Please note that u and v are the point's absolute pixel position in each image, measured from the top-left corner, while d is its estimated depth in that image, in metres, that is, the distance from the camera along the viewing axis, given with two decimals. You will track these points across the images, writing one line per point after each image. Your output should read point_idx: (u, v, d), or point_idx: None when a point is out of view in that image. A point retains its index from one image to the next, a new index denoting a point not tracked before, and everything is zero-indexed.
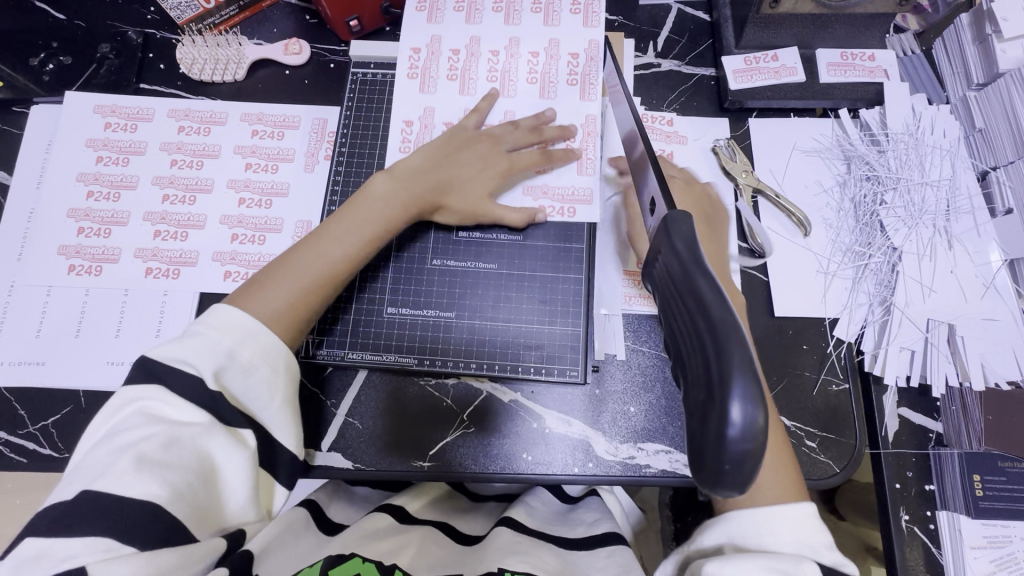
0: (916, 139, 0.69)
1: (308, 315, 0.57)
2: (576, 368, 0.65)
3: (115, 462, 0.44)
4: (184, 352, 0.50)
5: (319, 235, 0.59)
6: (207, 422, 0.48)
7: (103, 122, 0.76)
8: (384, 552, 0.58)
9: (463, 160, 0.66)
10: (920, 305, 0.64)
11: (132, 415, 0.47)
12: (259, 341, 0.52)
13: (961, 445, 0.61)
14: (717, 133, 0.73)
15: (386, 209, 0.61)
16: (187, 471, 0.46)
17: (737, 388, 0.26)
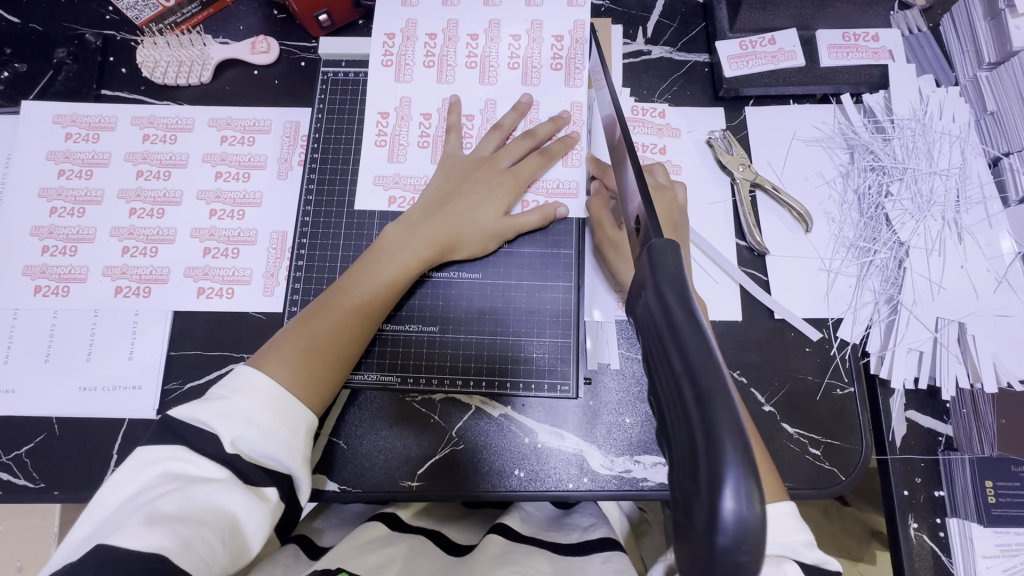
0: (924, 125, 0.65)
1: (327, 381, 0.57)
2: (567, 382, 0.61)
3: (128, 518, 0.44)
4: (205, 415, 0.50)
5: (337, 293, 0.59)
6: (228, 479, 0.48)
7: (64, 133, 0.72)
8: (373, 562, 0.55)
9: (472, 191, 0.63)
10: (928, 303, 0.61)
11: (157, 476, 0.48)
12: (270, 400, 0.52)
13: (971, 450, 0.58)
14: (711, 124, 0.69)
15: (397, 263, 0.59)
16: (201, 526, 0.46)
17: (727, 474, 0.23)
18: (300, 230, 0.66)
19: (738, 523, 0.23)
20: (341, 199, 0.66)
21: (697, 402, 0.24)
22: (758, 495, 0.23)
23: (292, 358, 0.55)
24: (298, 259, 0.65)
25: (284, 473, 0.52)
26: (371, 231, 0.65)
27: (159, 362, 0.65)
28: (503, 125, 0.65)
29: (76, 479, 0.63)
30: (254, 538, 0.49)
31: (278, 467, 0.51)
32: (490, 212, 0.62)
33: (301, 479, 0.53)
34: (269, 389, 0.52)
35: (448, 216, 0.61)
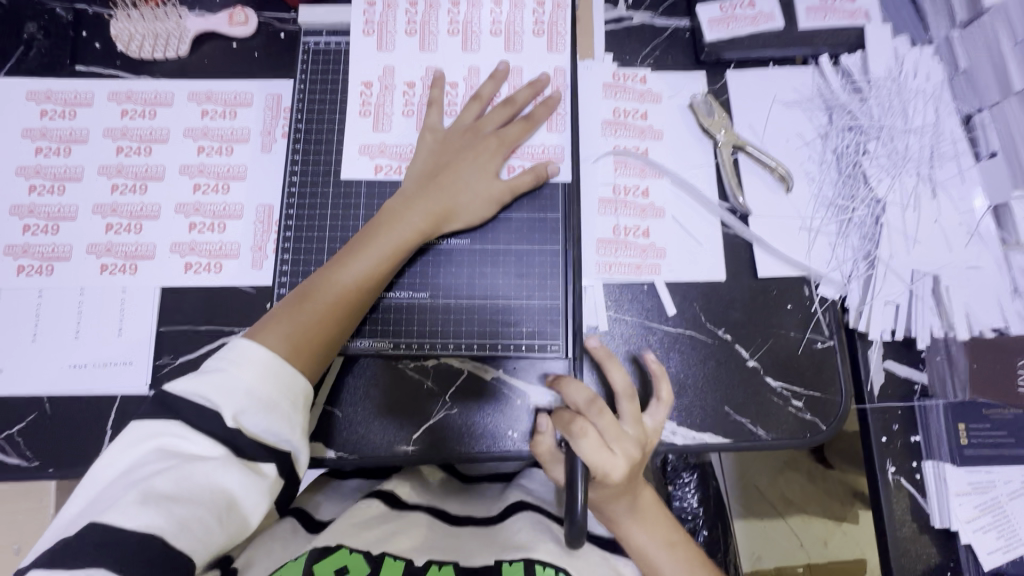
0: (899, 85, 0.67)
1: (322, 350, 0.57)
2: (557, 342, 0.63)
3: (123, 496, 0.44)
4: (202, 390, 0.50)
5: (335, 265, 0.59)
6: (223, 456, 0.48)
7: (39, 110, 0.70)
8: (372, 539, 0.57)
9: (462, 160, 0.63)
10: (904, 257, 0.63)
11: (151, 453, 0.48)
12: (270, 369, 0.53)
13: (946, 396, 0.61)
14: (693, 88, 0.70)
15: (394, 234, 0.60)
16: (194, 505, 0.46)
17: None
18: (287, 201, 0.65)
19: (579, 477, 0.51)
20: (326, 169, 0.66)
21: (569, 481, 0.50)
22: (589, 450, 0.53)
23: (288, 329, 0.56)
24: (285, 231, 0.65)
25: (283, 448, 0.52)
26: (359, 201, 0.66)
27: (149, 338, 0.65)
28: (482, 94, 0.65)
29: (72, 456, 0.63)
30: (253, 514, 0.49)
31: (278, 442, 0.52)
32: (479, 177, 0.63)
33: (301, 454, 0.53)
34: (267, 357, 0.53)
35: (440, 184, 0.62)
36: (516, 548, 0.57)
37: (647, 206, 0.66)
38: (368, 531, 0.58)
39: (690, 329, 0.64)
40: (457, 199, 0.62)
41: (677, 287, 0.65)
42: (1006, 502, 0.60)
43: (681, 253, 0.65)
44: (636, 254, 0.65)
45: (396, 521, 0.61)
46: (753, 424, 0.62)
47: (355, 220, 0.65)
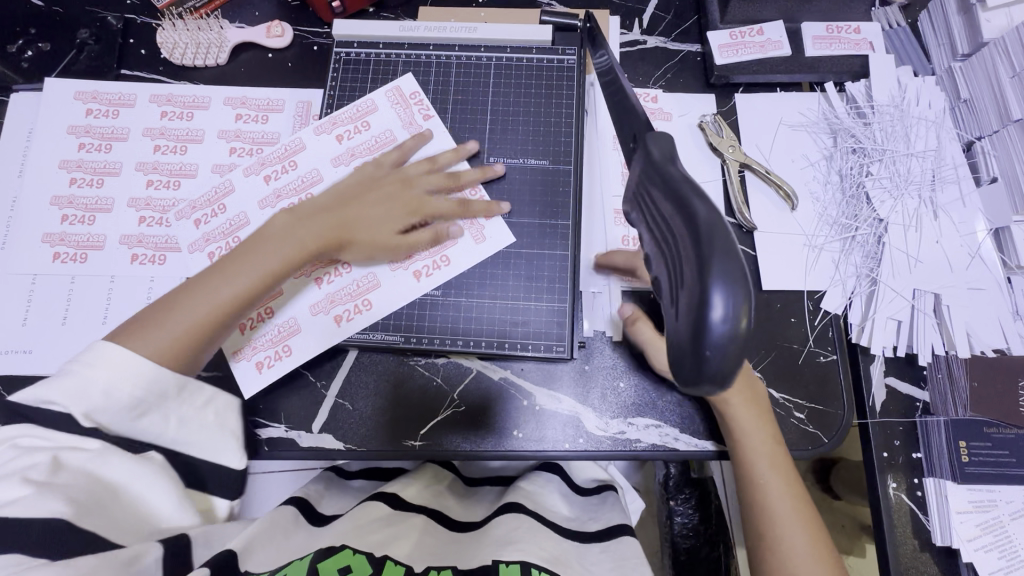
0: (902, 111, 0.69)
1: (196, 356, 0.56)
2: (562, 344, 0.64)
3: (13, 488, 0.45)
4: (53, 393, 0.50)
5: (204, 277, 0.58)
6: (100, 448, 0.51)
7: (84, 108, 0.75)
8: (375, 542, 0.55)
9: (369, 202, 0.64)
10: (906, 276, 0.64)
11: (6, 448, 0.49)
12: (140, 375, 0.52)
13: (947, 413, 0.61)
14: (704, 109, 0.73)
15: (280, 248, 0.59)
16: (71, 491, 0.47)
17: (721, 284, 0.26)
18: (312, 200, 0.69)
19: (725, 332, 0.26)
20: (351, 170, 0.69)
21: (696, 243, 0.27)
22: (744, 306, 0.27)
23: (158, 336, 0.54)
24: None
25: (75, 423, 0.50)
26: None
27: None
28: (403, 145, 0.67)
29: None
30: None
31: None
32: (390, 213, 0.64)
33: None
34: (124, 359, 0.52)
35: (341, 214, 0.63)
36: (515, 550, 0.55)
37: None
38: (371, 534, 0.56)
39: None
40: (345, 226, 0.62)
41: None
42: (1008, 521, 0.59)
43: None
44: None
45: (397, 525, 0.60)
46: None
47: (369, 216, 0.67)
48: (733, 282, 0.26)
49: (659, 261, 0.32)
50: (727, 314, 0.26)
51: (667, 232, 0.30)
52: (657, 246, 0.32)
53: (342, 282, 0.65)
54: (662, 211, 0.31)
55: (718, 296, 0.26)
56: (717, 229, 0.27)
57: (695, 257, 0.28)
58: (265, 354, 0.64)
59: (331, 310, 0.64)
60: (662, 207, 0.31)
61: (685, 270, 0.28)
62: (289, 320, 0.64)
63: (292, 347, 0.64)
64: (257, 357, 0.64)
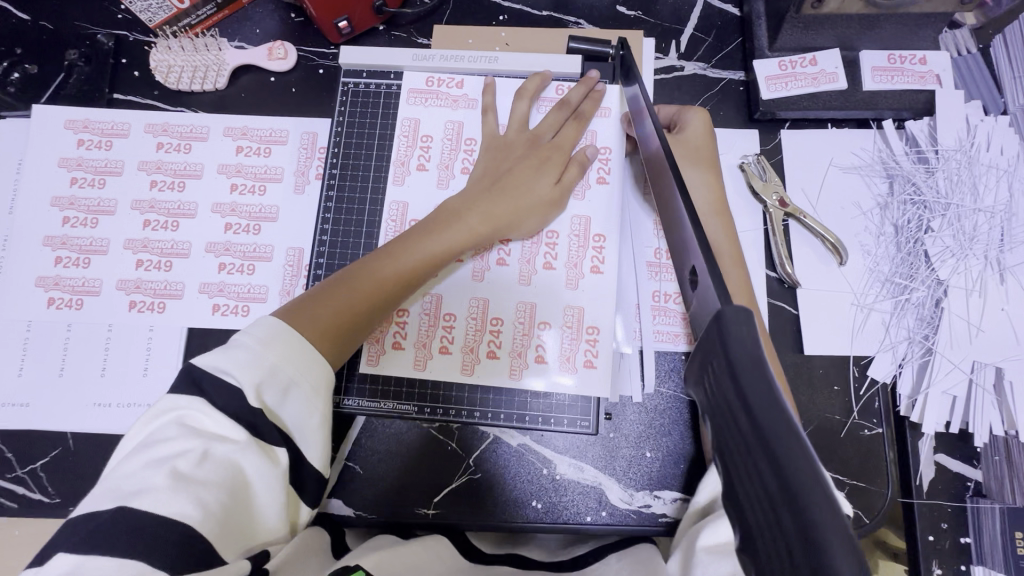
0: (970, 157, 0.62)
1: (352, 339, 0.53)
2: (587, 419, 0.57)
3: (151, 479, 0.40)
4: (232, 364, 0.45)
5: (409, 243, 0.56)
6: (245, 441, 0.43)
7: (76, 139, 0.70)
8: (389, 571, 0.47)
9: (526, 170, 0.59)
10: (965, 346, 0.59)
11: (168, 425, 0.43)
12: (303, 359, 0.47)
13: (1002, 500, 0.56)
14: (745, 148, 0.67)
15: (471, 227, 0.56)
16: (221, 491, 0.41)
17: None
18: (318, 247, 0.63)
19: None
20: (360, 214, 0.64)
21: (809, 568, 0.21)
22: None
23: (322, 315, 0.51)
24: (314, 279, 0.63)
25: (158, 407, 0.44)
26: (380, 233, 0.63)
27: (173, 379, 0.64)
28: (527, 90, 0.63)
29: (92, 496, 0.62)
30: (268, 504, 0.44)
31: (290, 428, 0.46)
32: (541, 173, 0.59)
33: (307, 444, 0.47)
34: (292, 337, 0.47)
35: (499, 190, 0.58)
36: None
37: None
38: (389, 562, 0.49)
39: None
40: (515, 205, 0.57)
41: None
42: None
43: None
44: (675, 322, 0.62)
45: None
46: None
47: None
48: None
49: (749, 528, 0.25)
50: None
51: (763, 511, 0.24)
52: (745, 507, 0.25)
53: (564, 250, 0.59)
54: (758, 494, 0.24)
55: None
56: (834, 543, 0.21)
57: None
58: (509, 356, 0.58)
59: (585, 274, 0.58)
60: (757, 489, 0.24)
61: None
62: (569, 305, 0.58)
63: (499, 318, 0.58)
64: (479, 348, 0.58)
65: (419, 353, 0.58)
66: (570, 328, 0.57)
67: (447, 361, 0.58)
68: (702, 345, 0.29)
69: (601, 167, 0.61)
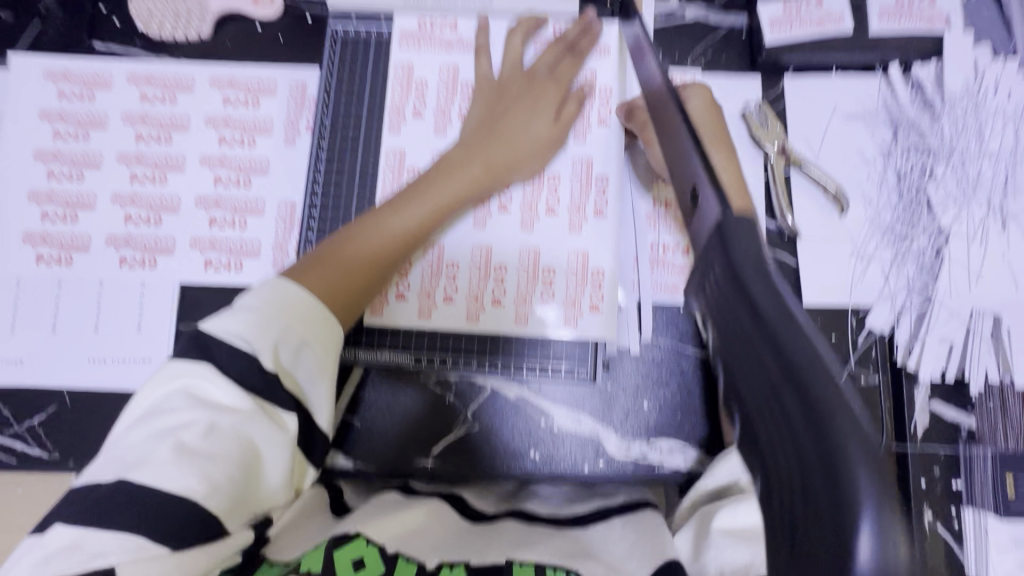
0: (976, 103, 0.61)
1: (363, 296, 0.52)
2: (585, 367, 0.58)
3: (154, 450, 0.40)
4: (238, 327, 0.44)
5: (412, 194, 0.55)
6: (250, 410, 0.42)
7: (57, 91, 0.67)
8: (391, 532, 0.50)
9: (523, 109, 0.58)
10: (964, 293, 0.58)
11: (174, 394, 0.42)
12: (314, 318, 0.47)
13: (993, 444, 0.58)
14: (747, 95, 0.65)
15: (472, 170, 0.56)
16: (227, 464, 0.41)
17: (869, 520, 0.19)
18: (310, 197, 0.62)
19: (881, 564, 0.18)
20: (352, 166, 0.62)
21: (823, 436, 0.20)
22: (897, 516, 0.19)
23: (331, 275, 0.50)
24: (307, 233, 0.61)
25: (163, 373, 0.43)
26: (376, 181, 0.61)
27: (168, 335, 0.64)
28: (521, 26, 0.62)
29: (90, 451, 0.62)
30: (274, 474, 0.44)
31: (302, 392, 0.46)
32: (539, 114, 0.58)
33: (319, 408, 0.47)
34: (301, 299, 0.47)
35: (500, 131, 0.57)
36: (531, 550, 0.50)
37: None
38: (387, 522, 0.52)
39: None
40: (516, 146, 0.57)
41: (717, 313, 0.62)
42: None
43: None
44: (674, 273, 0.61)
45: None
46: None
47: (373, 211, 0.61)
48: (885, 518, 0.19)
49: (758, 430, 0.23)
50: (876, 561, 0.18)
51: (768, 409, 0.22)
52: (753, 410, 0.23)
53: (566, 194, 0.59)
54: (761, 379, 0.22)
55: (864, 541, 0.19)
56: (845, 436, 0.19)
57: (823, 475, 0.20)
58: (514, 302, 0.58)
59: (589, 217, 0.58)
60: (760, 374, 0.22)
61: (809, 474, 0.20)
62: (573, 250, 0.58)
63: (503, 264, 0.58)
64: (484, 296, 0.58)
65: (423, 302, 0.58)
66: (575, 273, 0.58)
67: (450, 309, 0.58)
68: (706, 265, 0.28)
69: (602, 107, 0.60)
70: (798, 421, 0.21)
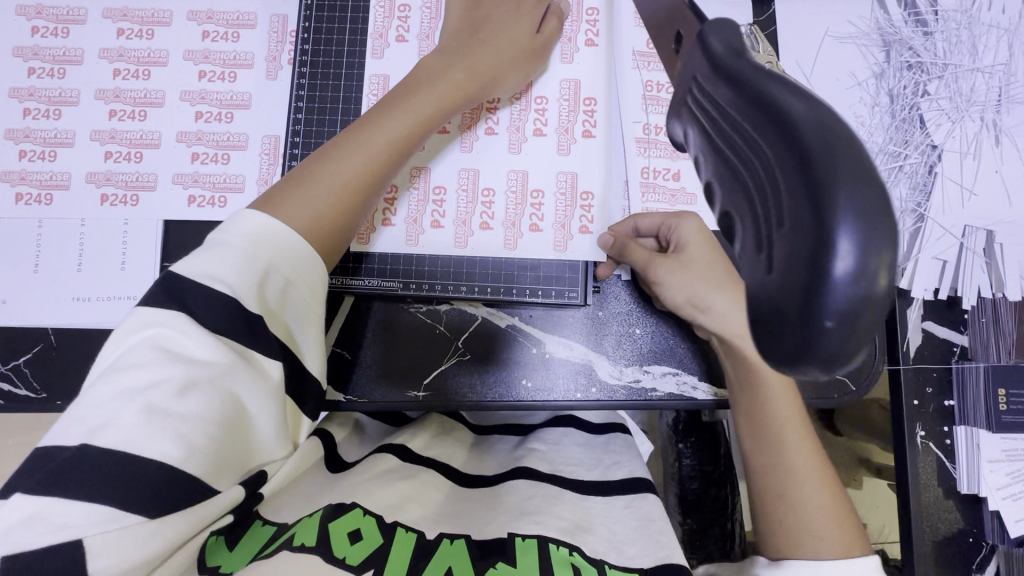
0: (971, 17, 0.60)
1: (346, 222, 0.49)
2: (575, 290, 0.59)
3: (120, 412, 0.36)
4: (217, 269, 0.41)
5: (385, 108, 0.51)
6: (229, 363, 0.40)
7: (30, 26, 0.65)
8: (387, 502, 0.50)
9: (500, 26, 0.57)
10: (957, 211, 0.58)
11: (142, 346, 0.39)
12: (295, 248, 0.45)
13: (986, 358, 0.57)
14: (737, 19, 0.63)
15: (448, 81, 0.53)
16: (205, 424, 0.38)
17: (852, 214, 0.13)
18: (293, 127, 0.61)
19: (853, 293, 0.14)
20: (336, 96, 0.61)
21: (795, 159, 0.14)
22: (885, 241, 0.14)
23: (308, 196, 0.47)
24: (291, 161, 0.60)
25: (132, 322, 0.40)
26: (360, 105, 0.61)
27: (153, 273, 0.63)
28: None
29: (80, 389, 0.62)
30: (263, 425, 0.43)
31: (290, 337, 0.45)
32: (519, 23, 0.58)
33: (310, 353, 0.47)
34: (280, 230, 0.44)
35: (477, 45, 0.56)
36: (532, 522, 0.50)
37: None
38: (383, 491, 0.51)
39: None
40: (495, 60, 0.55)
41: None
42: None
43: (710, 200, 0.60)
44: (664, 198, 0.60)
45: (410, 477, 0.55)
46: None
47: None
48: (877, 209, 0.13)
49: (722, 179, 0.18)
50: (857, 270, 0.14)
51: (737, 163, 0.17)
52: (715, 160, 0.18)
53: (554, 115, 0.60)
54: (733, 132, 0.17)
55: (847, 237, 0.14)
56: (829, 120, 0.15)
57: (798, 177, 0.14)
58: (503, 226, 0.59)
59: (577, 138, 0.60)
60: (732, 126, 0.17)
61: (774, 214, 0.15)
62: (561, 170, 0.60)
63: (491, 188, 0.60)
64: (471, 220, 0.59)
65: (411, 228, 0.60)
66: (563, 194, 0.59)
67: (439, 234, 0.60)
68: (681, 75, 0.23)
69: (589, 30, 0.61)
70: (763, 125, 0.16)
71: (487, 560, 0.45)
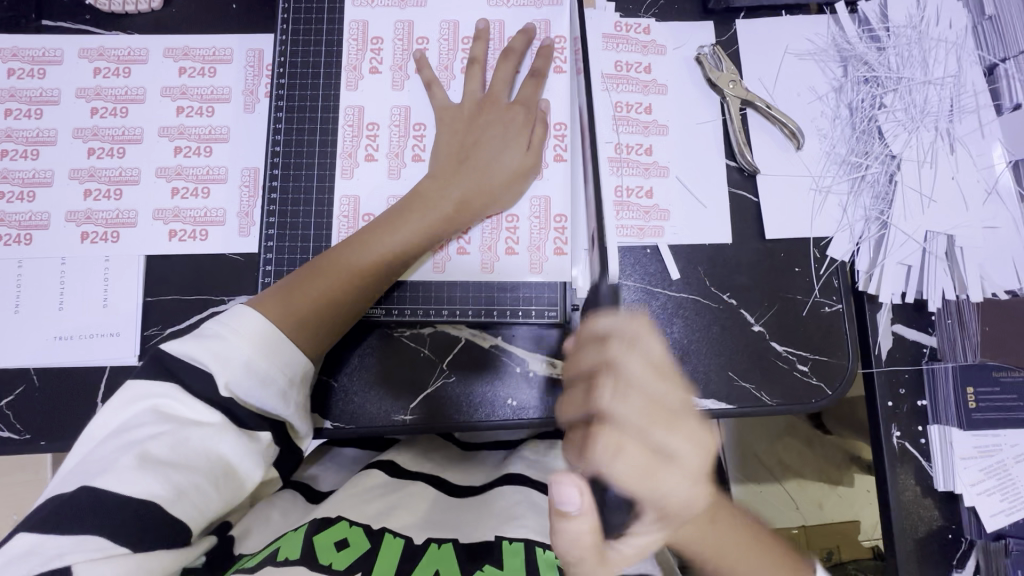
0: (919, 33, 0.63)
1: (330, 330, 0.53)
2: (553, 309, 0.60)
3: (119, 459, 0.42)
4: (209, 359, 0.45)
5: (377, 227, 0.56)
6: (221, 424, 0.45)
7: (6, 69, 0.66)
8: (373, 512, 0.53)
9: (496, 147, 0.60)
10: (918, 217, 0.60)
11: (143, 412, 0.44)
12: (282, 349, 0.48)
13: (955, 359, 0.59)
14: (701, 40, 0.65)
15: (438, 208, 0.57)
16: (194, 474, 0.43)
17: None
18: (272, 160, 0.62)
19: None
20: (313, 129, 0.62)
21: None
22: None
23: (297, 308, 0.51)
24: (270, 194, 0.61)
25: (134, 391, 0.45)
26: (336, 136, 0.62)
27: (137, 308, 0.63)
28: None
29: (63, 429, 0.61)
30: (249, 481, 0.46)
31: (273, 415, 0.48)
32: (510, 143, 0.60)
33: (299, 425, 0.50)
34: (268, 331, 0.48)
35: (466, 167, 0.59)
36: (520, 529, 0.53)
37: (650, 164, 0.63)
38: (371, 504, 0.53)
39: (694, 293, 0.61)
40: (482, 183, 0.58)
41: (682, 250, 0.62)
42: (1012, 464, 0.59)
43: (684, 216, 0.62)
44: (637, 216, 0.62)
45: (396, 496, 0.56)
46: (757, 390, 0.60)
47: (333, 168, 0.62)
48: None
49: None
50: None
51: None
52: None
53: None
54: None
55: None
56: None
57: None
58: (480, 250, 0.61)
59: (549, 162, 0.61)
60: None
61: None
62: (535, 195, 0.61)
63: None
64: (449, 245, 0.61)
65: None
66: (537, 218, 0.61)
67: (417, 260, 0.61)
68: None
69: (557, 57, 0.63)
70: None
71: (474, 562, 0.50)
